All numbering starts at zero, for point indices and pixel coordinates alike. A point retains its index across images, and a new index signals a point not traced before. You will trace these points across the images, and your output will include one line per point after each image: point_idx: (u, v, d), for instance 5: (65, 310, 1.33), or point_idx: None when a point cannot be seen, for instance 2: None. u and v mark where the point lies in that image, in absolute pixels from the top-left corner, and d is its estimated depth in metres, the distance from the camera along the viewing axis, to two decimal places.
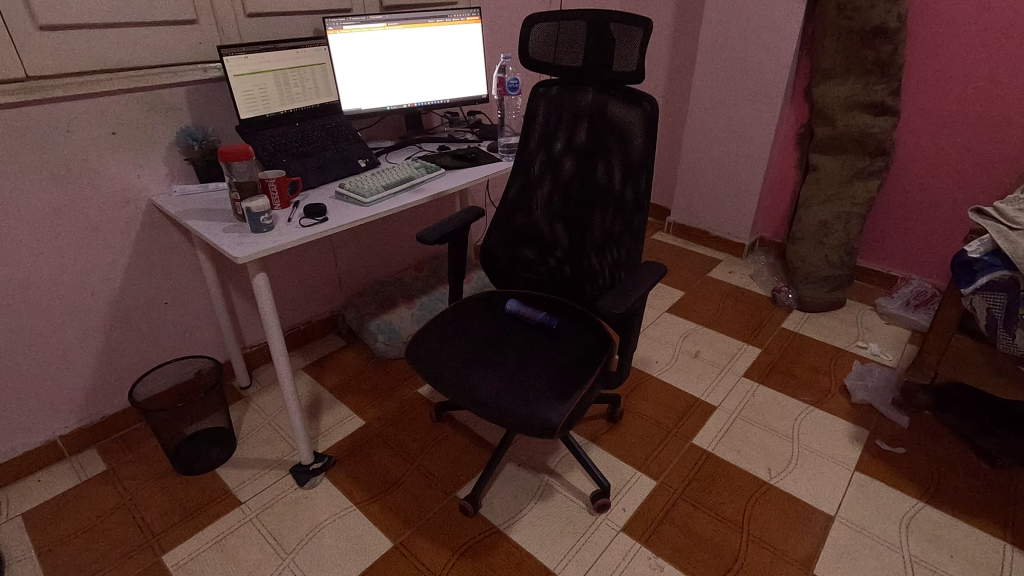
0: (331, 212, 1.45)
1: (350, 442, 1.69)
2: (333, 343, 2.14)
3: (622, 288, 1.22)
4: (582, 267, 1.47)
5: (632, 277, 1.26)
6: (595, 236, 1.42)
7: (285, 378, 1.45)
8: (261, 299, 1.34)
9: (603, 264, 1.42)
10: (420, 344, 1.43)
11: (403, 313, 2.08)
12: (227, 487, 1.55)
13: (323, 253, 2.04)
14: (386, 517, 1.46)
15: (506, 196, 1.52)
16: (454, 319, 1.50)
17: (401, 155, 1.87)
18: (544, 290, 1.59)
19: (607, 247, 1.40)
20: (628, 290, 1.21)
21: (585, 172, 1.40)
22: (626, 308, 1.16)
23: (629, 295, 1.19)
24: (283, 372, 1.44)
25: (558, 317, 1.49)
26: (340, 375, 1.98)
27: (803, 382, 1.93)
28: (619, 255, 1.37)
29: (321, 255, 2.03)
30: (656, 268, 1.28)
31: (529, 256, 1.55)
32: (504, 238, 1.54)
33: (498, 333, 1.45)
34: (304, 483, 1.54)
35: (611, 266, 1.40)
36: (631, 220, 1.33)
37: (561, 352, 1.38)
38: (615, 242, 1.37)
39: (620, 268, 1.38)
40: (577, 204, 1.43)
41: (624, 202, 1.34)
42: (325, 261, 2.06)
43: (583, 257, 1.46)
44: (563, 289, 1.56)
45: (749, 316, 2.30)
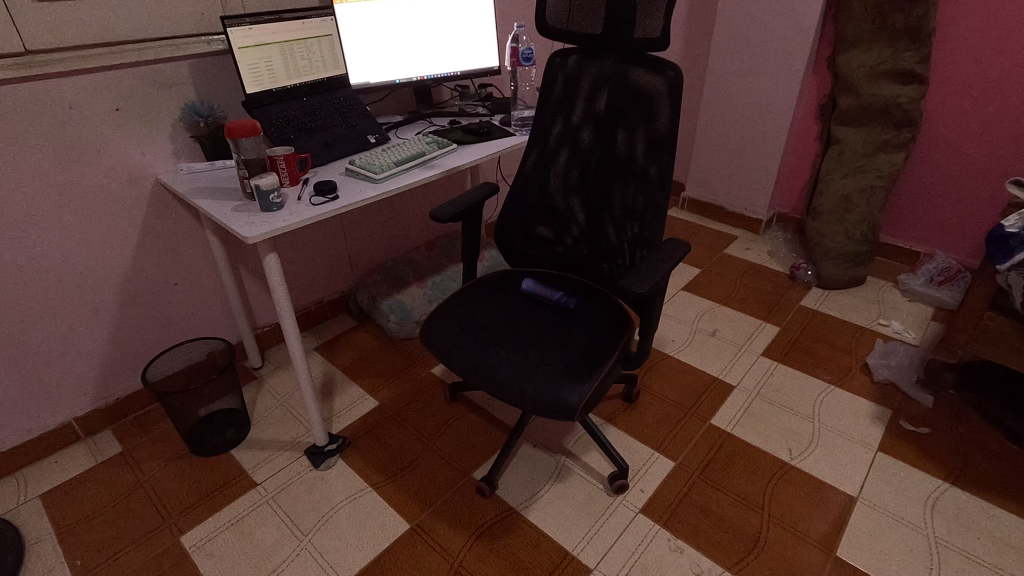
0: (341, 189, 1.41)
1: (365, 423, 1.68)
2: (344, 323, 2.12)
3: (645, 267, 1.18)
4: (600, 245, 1.43)
5: (655, 256, 1.21)
6: (615, 213, 1.37)
7: (298, 359, 1.43)
8: (273, 280, 1.31)
9: (622, 240, 1.38)
10: (435, 325, 1.40)
11: (414, 292, 2.05)
12: (242, 469, 1.54)
13: (334, 232, 2.00)
14: (402, 498, 1.46)
15: (521, 171, 1.47)
16: (468, 298, 1.47)
17: (411, 130, 1.82)
18: (560, 269, 1.55)
19: (627, 223, 1.35)
20: (651, 269, 1.17)
21: (604, 144, 1.34)
22: (650, 286, 1.12)
23: (652, 274, 1.15)
24: (296, 354, 1.42)
25: (575, 296, 1.46)
26: (353, 355, 1.97)
27: (823, 361, 1.89)
28: (640, 232, 1.33)
29: (330, 234, 2.00)
30: (681, 247, 1.24)
31: (545, 233, 1.50)
32: (519, 214, 1.50)
33: (514, 314, 1.41)
34: (320, 465, 1.54)
35: (631, 243, 1.36)
36: (654, 195, 1.28)
37: (579, 333, 1.35)
38: (636, 219, 1.33)
39: (641, 245, 1.33)
40: (596, 179, 1.38)
41: (645, 176, 1.29)
42: (335, 240, 2.03)
43: (601, 234, 1.41)
44: (579, 268, 1.52)
45: (767, 293, 2.26)
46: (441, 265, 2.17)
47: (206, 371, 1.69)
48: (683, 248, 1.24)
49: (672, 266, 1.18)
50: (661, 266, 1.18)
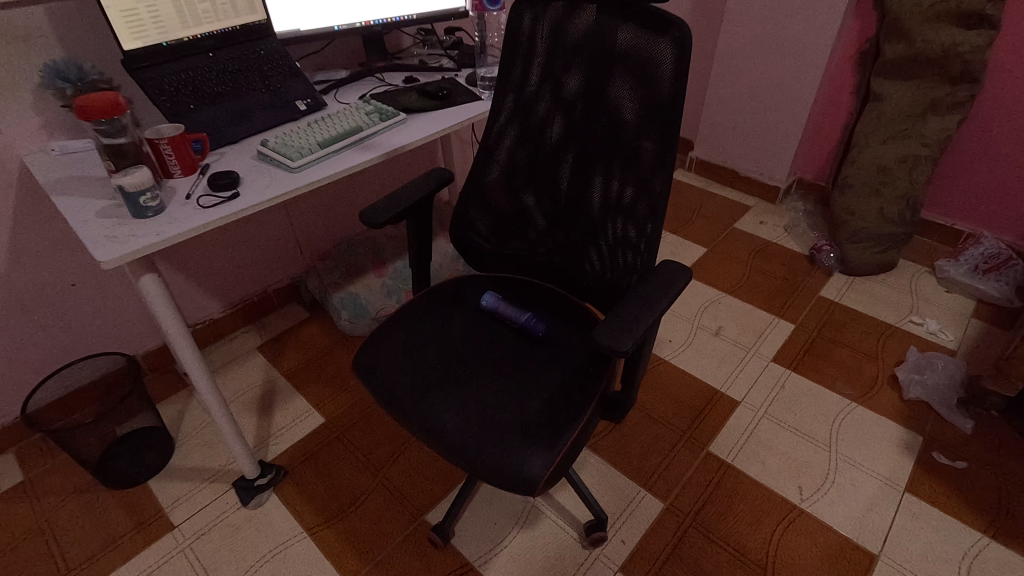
0: (245, 182, 1.10)
1: (306, 447, 1.45)
2: (294, 315, 1.85)
3: (629, 302, 0.87)
4: (579, 251, 1.13)
5: (646, 284, 0.91)
6: (598, 213, 1.06)
7: (205, 390, 1.17)
8: (155, 303, 1.02)
9: (608, 249, 1.07)
10: (371, 352, 1.13)
11: (371, 283, 1.75)
12: (159, 506, 1.33)
13: (272, 213, 1.69)
14: (341, 548, 1.25)
15: (479, 154, 1.15)
16: (415, 316, 1.19)
17: (354, 92, 1.47)
18: (533, 274, 1.26)
19: (613, 228, 1.04)
20: (635, 304, 0.86)
21: (583, 126, 1.02)
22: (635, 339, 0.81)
23: (640, 315, 0.84)
24: (202, 385, 1.16)
25: (549, 318, 1.18)
26: (300, 356, 1.71)
27: (844, 370, 1.62)
28: (629, 242, 1.02)
29: (269, 215, 1.69)
30: (683, 275, 0.93)
31: (513, 235, 1.21)
32: (481, 208, 1.20)
33: (471, 340, 1.14)
34: (249, 502, 1.32)
35: (620, 255, 1.05)
36: (647, 195, 0.96)
37: (548, 370, 1.07)
38: (624, 224, 1.02)
39: (631, 258, 1.03)
40: (573, 170, 1.06)
41: (636, 170, 0.97)
42: (276, 221, 1.72)
43: (582, 238, 1.11)
44: (555, 275, 1.22)
45: (781, 280, 1.96)
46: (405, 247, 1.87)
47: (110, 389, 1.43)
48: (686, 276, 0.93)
49: (668, 303, 0.87)
50: (650, 303, 0.86)
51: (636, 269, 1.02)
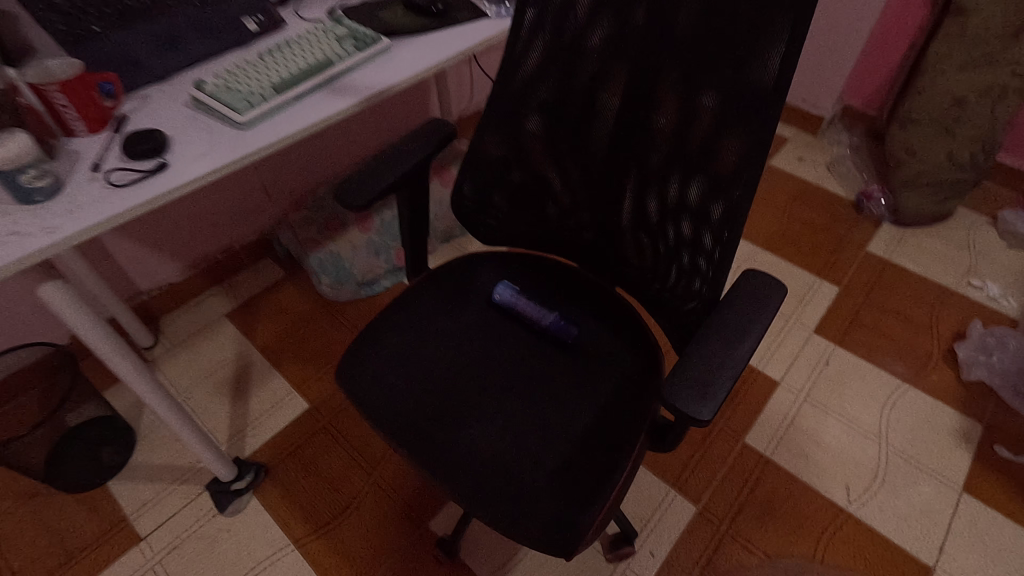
0: (175, 143, 0.81)
1: (289, 439, 1.27)
2: (268, 272, 1.60)
3: (701, 339, 0.64)
4: (631, 216, 0.84)
5: (723, 307, 0.67)
6: (661, 170, 0.75)
7: (149, 397, 0.93)
8: (68, 313, 0.78)
9: (669, 222, 0.78)
10: (359, 361, 0.91)
11: (355, 239, 1.48)
12: (122, 513, 1.16)
13: None
14: (333, 562, 1.11)
15: (500, 77, 0.84)
16: (412, 312, 0.96)
17: (320, 3, 1.11)
18: (562, 239, 0.98)
19: (681, 196, 0.74)
20: (709, 341, 0.63)
21: (654, 41, 0.69)
22: (718, 400, 0.58)
23: (721, 362, 0.61)
24: (145, 392, 0.92)
25: (580, 318, 0.96)
26: (276, 325, 1.48)
27: (896, 346, 1.44)
28: (702, 217, 0.72)
29: None
30: (777, 292, 0.68)
31: (540, 195, 0.93)
32: (498, 153, 0.90)
33: (485, 346, 0.93)
34: (225, 509, 1.16)
35: (686, 232, 0.76)
36: (742, 154, 0.65)
37: (585, 395, 0.87)
38: (699, 191, 0.71)
39: (704, 239, 0.73)
40: (629, 101, 0.75)
41: (728, 114, 0.65)
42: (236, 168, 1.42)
43: (636, 201, 0.82)
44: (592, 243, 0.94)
45: (825, 231, 1.72)
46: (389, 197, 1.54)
47: (45, 378, 1.20)
48: (781, 294, 0.68)
49: (758, 340, 0.63)
50: (732, 342, 0.63)
51: (710, 254, 0.73)
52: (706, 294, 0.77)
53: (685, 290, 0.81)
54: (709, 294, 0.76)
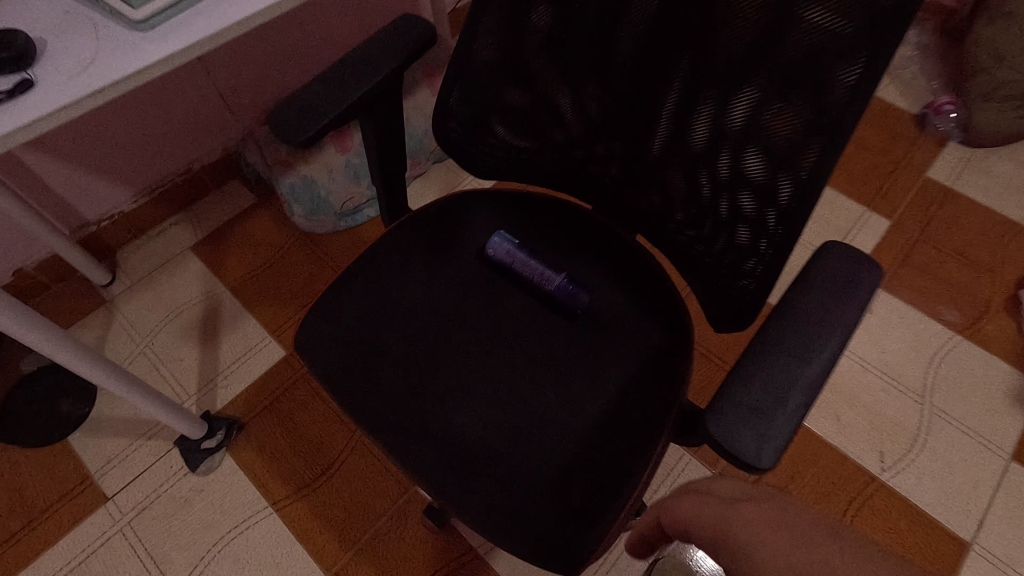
0: (51, 51, 0.59)
1: (262, 390, 1.15)
2: (236, 198, 1.40)
3: (747, 357, 0.48)
4: (670, 146, 0.63)
5: (788, 303, 0.50)
6: (727, 85, 0.53)
7: (78, 364, 0.79)
8: None
9: (727, 158, 0.57)
10: (322, 327, 0.75)
11: (330, 161, 1.25)
12: (86, 471, 1.07)
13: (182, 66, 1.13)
14: (316, 528, 1.03)
15: None
16: (385, 268, 0.79)
17: None
18: (569, 174, 0.78)
19: (753, 124, 0.53)
20: (764, 357, 0.47)
21: None
22: (779, 446, 0.44)
23: (782, 390, 0.45)
24: (71, 360, 0.78)
25: (592, 280, 0.79)
26: (248, 260, 1.32)
27: (950, 290, 1.26)
28: (783, 159, 0.52)
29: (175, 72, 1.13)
30: (867, 277, 0.50)
31: (546, 116, 0.71)
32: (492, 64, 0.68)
33: (476, 312, 0.77)
34: (197, 468, 1.07)
35: (752, 175, 0.56)
36: (867, 73, 0.44)
37: (596, 377, 0.72)
38: (784, 122, 0.51)
39: (782, 187, 0.54)
40: None
41: (857, 7, 0.43)
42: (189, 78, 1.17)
43: (680, 125, 0.60)
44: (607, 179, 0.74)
45: (880, 152, 1.47)
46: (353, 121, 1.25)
47: None
48: (875, 278, 0.50)
49: (837, 352, 0.47)
50: (797, 358, 0.47)
51: (785, 210, 0.55)
52: (771, 256, 0.59)
53: (736, 247, 0.63)
54: (773, 257, 0.59)
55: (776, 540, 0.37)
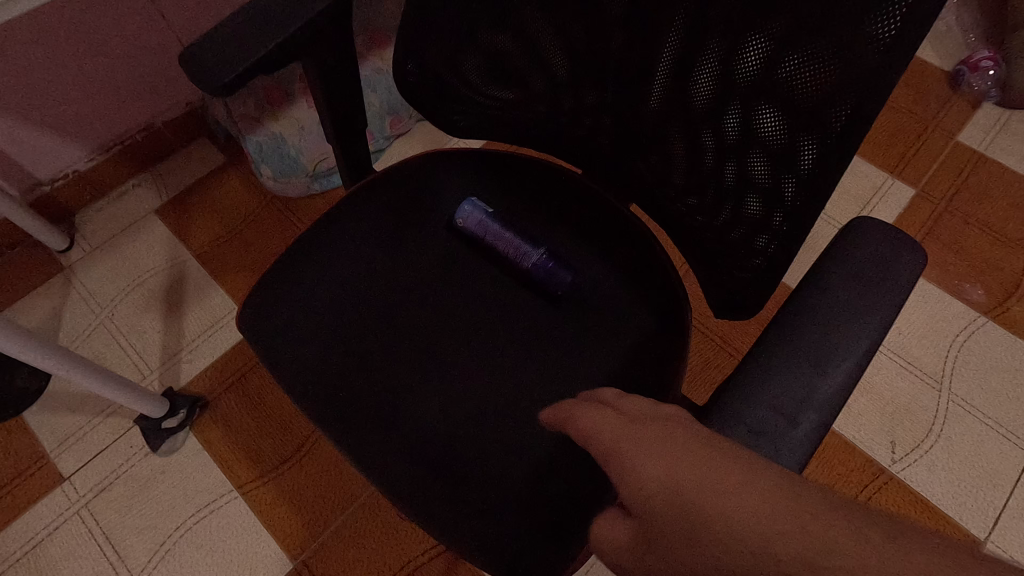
0: None
1: (229, 367, 1.08)
2: (203, 157, 1.29)
3: (749, 363, 0.39)
4: (670, 98, 0.52)
5: (799, 300, 0.40)
6: (740, 17, 0.43)
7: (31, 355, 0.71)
8: None
9: (737, 110, 0.47)
10: (267, 306, 0.66)
11: (296, 121, 1.13)
12: (41, 449, 1.00)
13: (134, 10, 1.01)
14: (283, 513, 0.97)
15: None
16: (341, 239, 0.69)
17: None
18: (552, 134, 0.67)
19: (770, 69, 0.42)
20: (771, 366, 0.38)
21: None
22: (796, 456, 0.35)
23: (792, 409, 0.37)
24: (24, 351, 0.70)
25: (575, 257, 0.69)
26: (216, 225, 1.22)
27: (976, 266, 1.16)
28: (805, 112, 0.42)
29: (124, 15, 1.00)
30: (908, 264, 0.40)
31: (523, 62, 0.60)
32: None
33: (443, 291, 0.68)
34: (159, 450, 1.00)
35: (766, 133, 0.45)
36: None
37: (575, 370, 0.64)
38: (809, 64, 0.40)
39: (802, 148, 0.43)
40: None
41: None
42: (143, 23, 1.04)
43: (682, 71, 0.50)
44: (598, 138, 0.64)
45: (905, 112, 1.33)
46: (295, 65, 1.13)
47: None
48: (915, 262, 0.40)
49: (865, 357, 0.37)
50: (810, 369, 0.37)
51: (805, 177, 0.44)
52: (786, 232, 0.49)
53: (746, 221, 0.52)
54: (788, 236, 0.48)
55: (652, 451, 0.32)
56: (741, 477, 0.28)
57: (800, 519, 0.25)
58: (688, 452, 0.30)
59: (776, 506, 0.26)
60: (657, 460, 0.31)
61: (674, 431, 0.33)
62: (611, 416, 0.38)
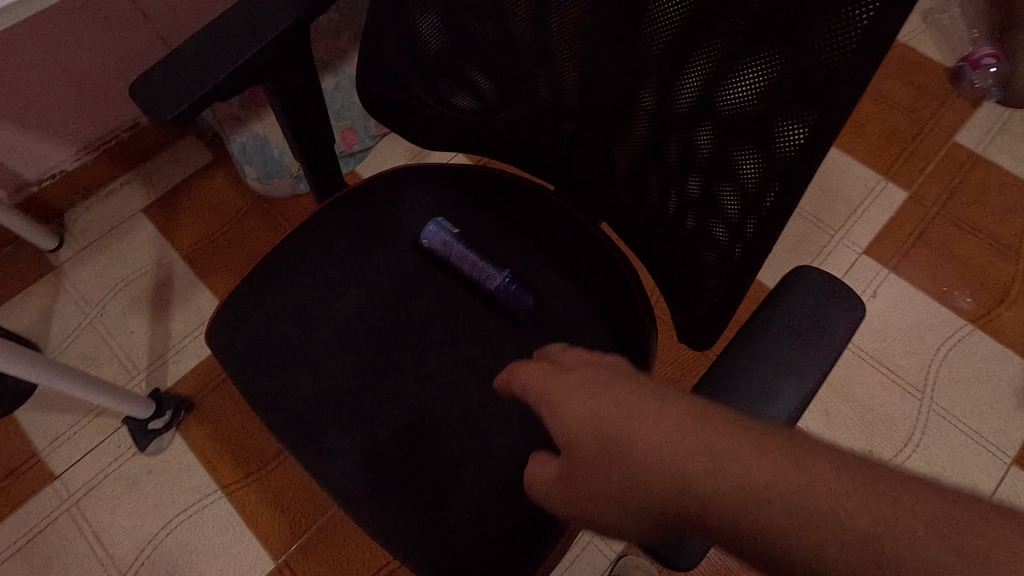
0: None
1: (214, 368, 1.09)
2: (190, 155, 1.29)
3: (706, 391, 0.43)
4: (618, 110, 0.51)
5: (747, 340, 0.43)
6: (682, 39, 0.41)
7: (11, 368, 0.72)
8: None
9: (683, 127, 0.46)
10: (236, 324, 0.66)
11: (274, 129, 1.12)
12: (33, 448, 1.03)
13: (113, 12, 0.99)
14: (267, 513, 0.99)
15: None
16: (309, 257, 0.69)
17: None
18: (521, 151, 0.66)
19: (713, 88, 0.41)
20: None
21: None
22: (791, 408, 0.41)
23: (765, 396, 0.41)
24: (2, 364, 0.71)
25: (539, 278, 0.69)
26: (203, 225, 1.23)
27: (967, 272, 1.14)
28: (749, 134, 0.41)
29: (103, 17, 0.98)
30: (845, 316, 0.43)
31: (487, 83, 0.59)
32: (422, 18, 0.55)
33: (410, 311, 0.68)
34: (146, 450, 1.02)
35: (712, 153, 0.45)
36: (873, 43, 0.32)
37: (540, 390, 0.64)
38: (750, 88, 0.39)
39: (746, 171, 0.43)
40: None
41: None
42: (123, 24, 1.02)
43: (628, 84, 0.48)
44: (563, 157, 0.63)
45: (905, 111, 1.30)
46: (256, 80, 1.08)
47: None
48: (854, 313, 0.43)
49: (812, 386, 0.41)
50: None
51: (752, 197, 0.44)
52: (731, 251, 0.48)
53: (695, 237, 0.52)
54: (735, 254, 0.48)
55: (573, 397, 0.39)
56: (650, 410, 0.35)
57: (700, 437, 0.32)
58: (605, 391, 0.38)
59: (685, 427, 0.33)
60: (585, 402, 0.38)
61: (596, 375, 0.40)
62: (540, 366, 0.45)
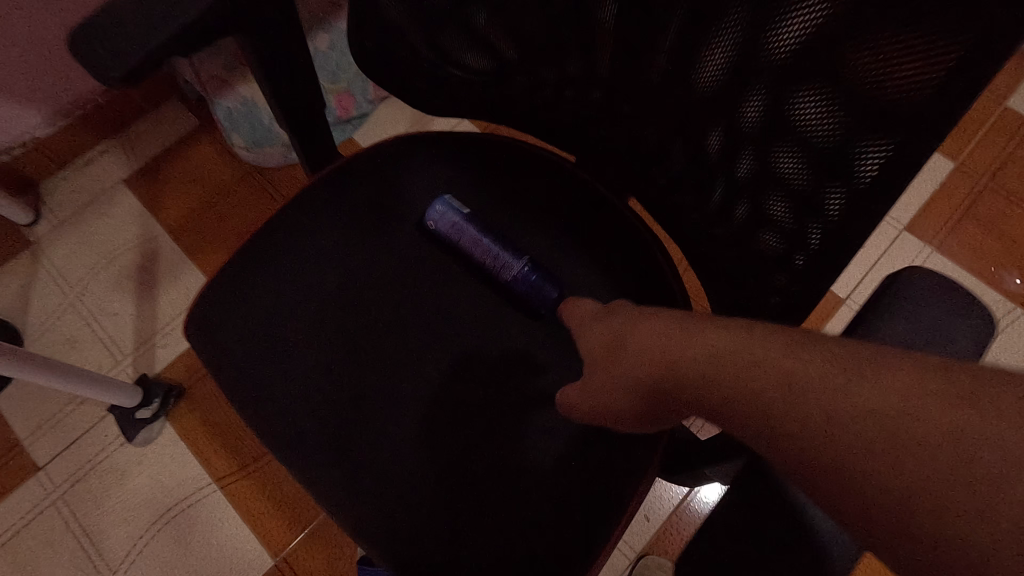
0: None
1: None
2: (173, 120, 1.19)
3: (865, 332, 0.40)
4: (674, 69, 0.42)
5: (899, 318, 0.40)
6: None
7: None
8: None
9: (766, 91, 0.37)
10: (217, 317, 0.58)
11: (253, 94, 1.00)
12: (14, 437, 0.97)
13: None
14: (264, 508, 0.94)
15: None
16: (299, 240, 0.61)
17: None
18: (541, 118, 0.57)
19: (825, 47, 0.32)
20: None
21: None
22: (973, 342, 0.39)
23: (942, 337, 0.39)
24: None
25: (560, 266, 0.61)
26: (189, 197, 1.14)
27: (1016, 251, 1.06)
28: (866, 103, 0.32)
29: None
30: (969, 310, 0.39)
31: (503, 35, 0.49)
32: None
33: (414, 303, 0.60)
34: (136, 439, 0.96)
35: (805, 125, 0.36)
36: None
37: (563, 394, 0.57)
38: (879, 44, 0.30)
39: (853, 148, 0.35)
40: None
41: None
42: None
43: (694, 37, 0.38)
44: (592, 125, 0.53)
45: None
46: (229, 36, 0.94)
47: None
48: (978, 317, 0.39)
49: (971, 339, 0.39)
50: None
51: (855, 178, 0.36)
52: (814, 240, 0.41)
53: (760, 222, 0.44)
54: (815, 243, 0.41)
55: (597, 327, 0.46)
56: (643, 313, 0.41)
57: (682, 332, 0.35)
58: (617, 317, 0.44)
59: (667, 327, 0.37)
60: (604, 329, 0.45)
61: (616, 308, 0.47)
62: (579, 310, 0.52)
